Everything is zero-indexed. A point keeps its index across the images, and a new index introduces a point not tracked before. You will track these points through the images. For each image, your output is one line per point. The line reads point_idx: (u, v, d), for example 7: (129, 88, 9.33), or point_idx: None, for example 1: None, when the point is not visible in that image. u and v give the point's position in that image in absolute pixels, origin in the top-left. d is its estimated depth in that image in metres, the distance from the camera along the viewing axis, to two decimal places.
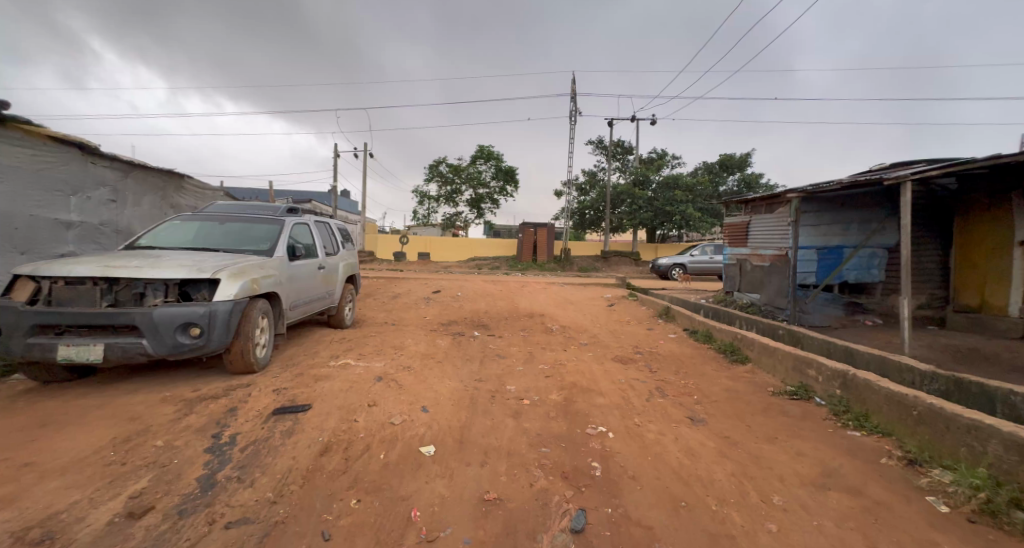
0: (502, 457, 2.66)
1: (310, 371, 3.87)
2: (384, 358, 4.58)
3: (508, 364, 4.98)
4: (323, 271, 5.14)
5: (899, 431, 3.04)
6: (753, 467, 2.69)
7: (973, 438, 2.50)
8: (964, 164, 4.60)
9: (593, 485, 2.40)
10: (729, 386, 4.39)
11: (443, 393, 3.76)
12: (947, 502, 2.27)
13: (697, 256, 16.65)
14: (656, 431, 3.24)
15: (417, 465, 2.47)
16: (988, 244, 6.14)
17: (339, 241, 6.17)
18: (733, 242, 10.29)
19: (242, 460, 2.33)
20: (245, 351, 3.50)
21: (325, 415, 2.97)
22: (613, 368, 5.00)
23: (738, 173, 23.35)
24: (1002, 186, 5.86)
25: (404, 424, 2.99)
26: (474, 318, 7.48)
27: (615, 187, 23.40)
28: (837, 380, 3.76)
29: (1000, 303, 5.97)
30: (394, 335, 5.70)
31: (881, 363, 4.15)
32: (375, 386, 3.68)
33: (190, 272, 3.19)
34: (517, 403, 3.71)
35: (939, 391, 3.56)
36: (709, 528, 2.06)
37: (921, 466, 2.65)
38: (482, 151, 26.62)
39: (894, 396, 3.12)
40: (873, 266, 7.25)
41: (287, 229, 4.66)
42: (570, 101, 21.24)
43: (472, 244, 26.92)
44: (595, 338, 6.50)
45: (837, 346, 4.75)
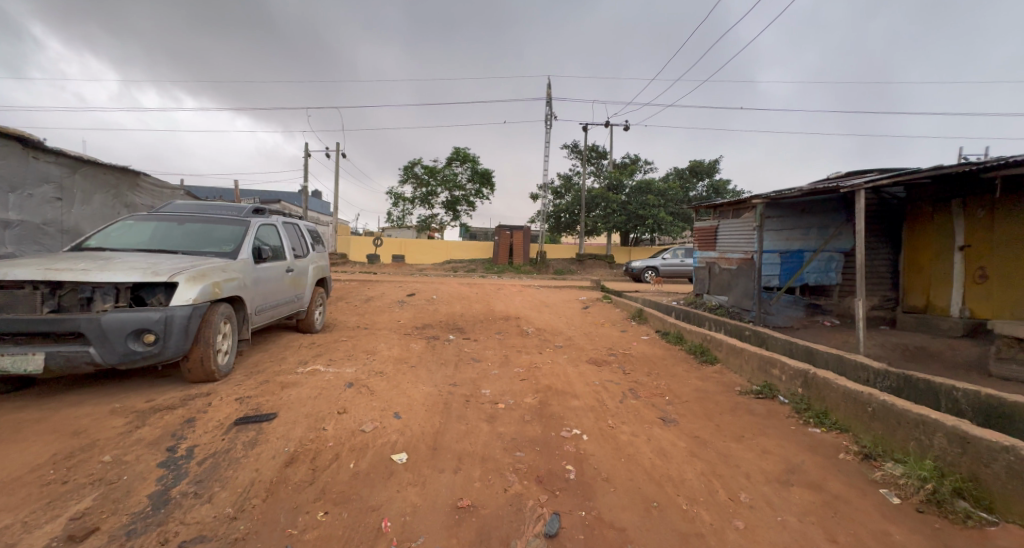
0: (477, 463, 2.63)
1: (277, 378, 3.72)
2: (356, 363, 4.47)
3: (483, 368, 4.95)
4: (291, 274, 4.96)
5: (855, 426, 3.19)
6: (722, 466, 2.76)
7: (922, 432, 2.66)
8: (910, 175, 4.90)
9: (567, 488, 2.41)
10: (699, 387, 4.51)
11: (417, 398, 3.69)
12: (898, 494, 2.39)
13: (669, 259, 17.12)
14: (629, 432, 3.29)
15: (388, 473, 2.41)
16: (932, 249, 6.57)
17: (310, 243, 5.99)
18: (702, 246, 10.63)
19: (200, 474, 2.20)
20: (205, 358, 3.33)
21: (291, 424, 2.86)
22: (587, 371, 5.05)
23: (707, 179, 24.20)
24: (945, 194, 6.30)
25: (375, 431, 2.91)
26: (450, 321, 7.42)
27: (590, 190, 23.76)
28: (798, 379, 3.92)
29: (943, 304, 6.38)
30: (366, 339, 5.56)
31: (839, 362, 4.36)
32: (345, 392, 3.57)
33: (144, 275, 3.01)
34: (492, 407, 3.68)
35: (891, 388, 3.76)
36: (680, 527, 2.09)
37: (875, 460, 2.79)
38: (458, 153, 26.46)
39: (850, 393, 3.28)
40: (831, 269, 7.61)
41: (252, 230, 4.48)
42: (546, 105, 21.41)
43: (448, 247, 26.70)
44: (570, 340, 6.56)
45: (799, 346, 4.96)
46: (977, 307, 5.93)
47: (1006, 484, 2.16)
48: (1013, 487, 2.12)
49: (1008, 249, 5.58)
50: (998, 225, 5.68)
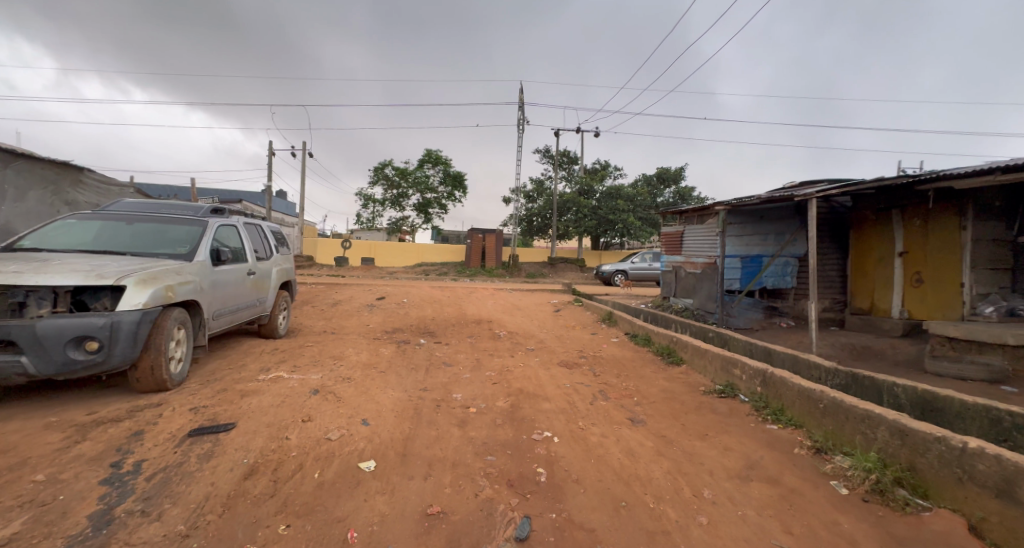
0: (447, 468, 2.60)
1: (236, 386, 3.54)
2: (322, 369, 4.32)
3: (455, 372, 4.90)
4: (252, 277, 4.74)
5: (808, 422, 3.38)
6: (687, 464, 2.86)
7: (866, 426, 2.84)
8: (856, 185, 5.26)
9: (538, 491, 2.42)
10: (666, 387, 4.64)
11: (386, 404, 3.61)
12: (847, 485, 2.55)
13: (638, 263, 17.56)
14: (599, 433, 3.35)
15: (355, 482, 2.33)
16: (874, 255, 7.06)
17: (273, 244, 5.76)
18: (669, 250, 10.97)
19: (148, 491, 2.06)
20: (156, 367, 3.13)
21: (251, 434, 2.73)
22: (558, 373, 5.10)
23: (673, 186, 24.98)
24: (885, 204, 6.80)
25: (341, 439, 2.82)
26: (421, 325, 7.30)
27: (562, 195, 24.07)
28: (757, 378, 4.10)
29: (885, 305, 6.87)
30: (333, 344, 5.39)
31: (794, 361, 4.60)
32: (310, 399, 3.45)
33: (87, 278, 2.80)
34: (463, 412, 3.65)
35: (840, 385, 4.01)
36: (647, 526, 2.14)
37: (826, 453, 2.96)
38: (430, 155, 26.19)
39: (804, 391, 3.47)
40: (787, 273, 8.02)
41: (210, 230, 4.26)
42: (518, 110, 21.51)
43: (420, 249, 26.32)
44: (542, 343, 6.61)
45: (758, 347, 5.20)
46: (914, 308, 6.42)
47: (939, 472, 2.35)
48: (945, 475, 2.31)
49: (940, 254, 6.10)
50: (931, 232, 6.20)
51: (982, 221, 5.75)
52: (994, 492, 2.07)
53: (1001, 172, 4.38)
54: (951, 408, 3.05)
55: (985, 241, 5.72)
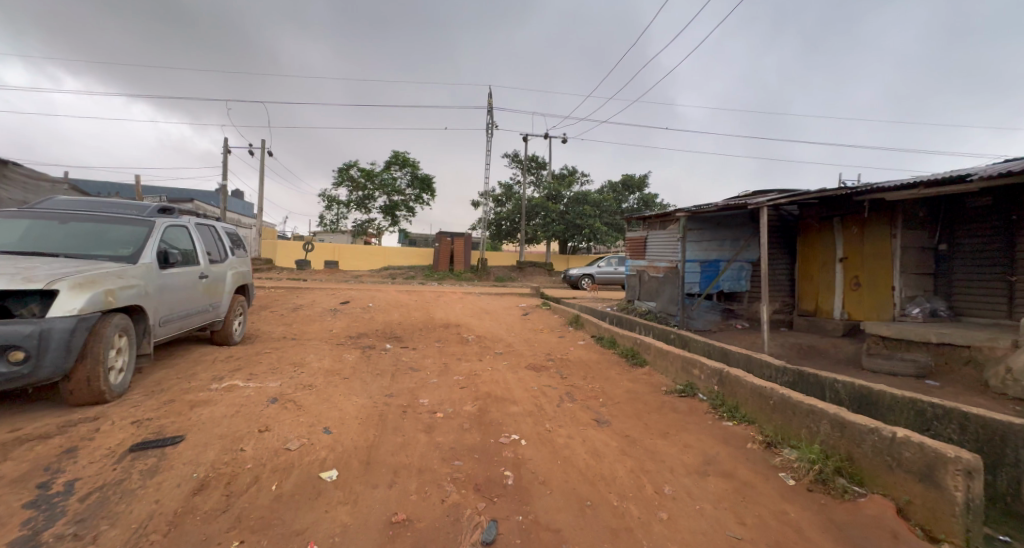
0: (413, 475, 2.56)
1: (185, 397, 3.34)
2: (281, 377, 4.14)
3: (422, 377, 4.83)
4: (204, 281, 4.48)
5: (760, 418, 3.56)
6: (648, 462, 2.96)
7: (811, 420, 3.04)
8: (801, 196, 5.64)
9: (505, 494, 2.43)
10: (630, 388, 4.77)
11: (349, 411, 3.51)
12: (793, 476, 2.71)
13: (604, 267, 17.97)
14: (565, 435, 3.40)
15: (316, 493, 2.26)
16: (818, 260, 7.58)
17: (228, 246, 5.48)
18: (634, 255, 11.31)
19: (82, 512, 1.91)
20: (93, 378, 2.91)
21: (202, 447, 2.58)
22: (526, 376, 5.14)
23: (637, 193, 25.78)
24: (828, 213, 7.33)
25: (301, 449, 2.72)
26: (387, 330, 7.14)
27: (530, 199, 24.26)
28: (714, 377, 4.29)
29: (828, 307, 7.38)
30: (293, 350, 5.17)
31: (748, 361, 4.86)
32: (268, 408, 3.30)
33: (12, 282, 2.57)
34: (430, 417, 3.60)
35: (788, 382, 4.27)
36: (611, 524, 2.20)
37: (776, 447, 3.14)
38: (397, 156, 25.73)
39: (757, 389, 3.66)
40: (742, 277, 8.46)
41: (158, 231, 4.00)
42: (487, 114, 21.50)
43: (386, 252, 25.80)
44: (510, 347, 6.64)
45: (716, 348, 5.45)
46: (853, 310, 6.94)
47: (872, 460, 2.55)
48: (878, 463, 2.52)
49: (875, 260, 6.63)
50: (867, 239, 6.74)
51: (909, 230, 6.31)
52: (918, 477, 2.28)
53: (924, 186, 4.84)
54: (883, 401, 3.32)
55: (912, 248, 6.29)
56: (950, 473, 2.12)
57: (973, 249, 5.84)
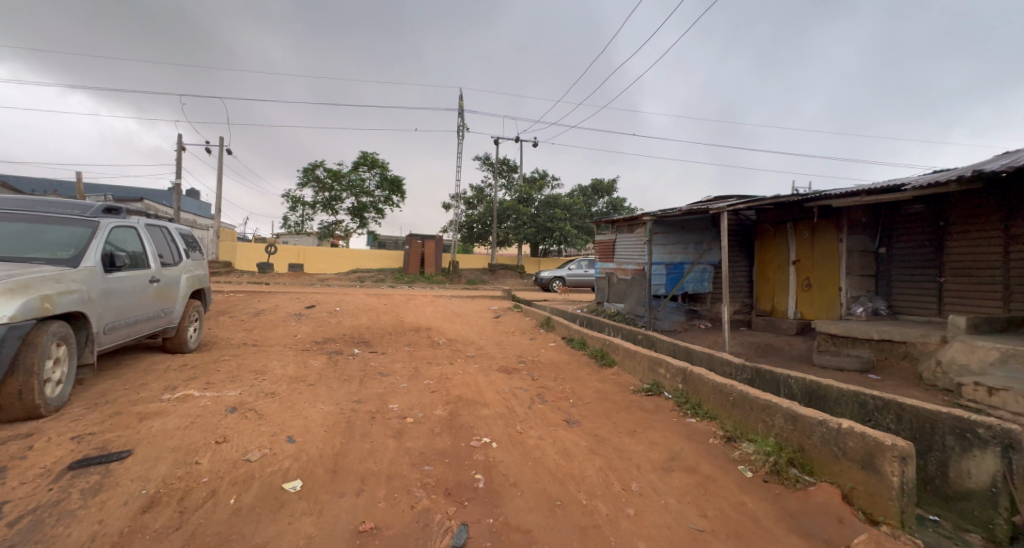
0: (382, 482, 2.51)
1: (133, 409, 3.13)
2: (241, 385, 3.96)
3: (391, 382, 4.74)
4: (155, 285, 4.23)
5: (721, 414, 3.72)
6: (617, 460, 3.03)
7: (767, 414, 3.20)
8: (758, 202, 5.92)
9: (475, 497, 2.42)
10: (600, 388, 4.87)
11: (314, 419, 3.40)
12: (751, 468, 2.85)
13: (574, 270, 18.25)
14: (536, 436, 3.44)
15: (277, 505, 2.17)
16: (774, 262, 8.01)
17: (183, 249, 5.20)
18: (603, 257, 11.57)
19: (11, 538, 1.75)
20: (26, 390, 2.68)
21: (152, 461, 2.43)
22: (497, 379, 5.14)
23: (606, 197, 26.35)
24: (782, 218, 7.76)
25: (263, 460, 2.61)
26: (355, 334, 6.97)
27: (501, 202, 24.31)
28: (679, 376, 4.44)
29: (783, 307, 7.80)
30: (255, 357, 4.95)
31: (710, 359, 5.07)
32: (226, 418, 3.14)
33: None
34: (399, 422, 3.55)
35: (747, 379, 4.49)
36: (580, 522, 2.24)
37: (735, 441, 3.28)
38: (366, 156, 25.16)
39: (718, 386, 3.81)
40: (705, 279, 8.81)
41: (103, 232, 3.75)
42: (458, 117, 21.37)
43: (354, 255, 25.18)
44: (481, 350, 6.62)
45: (681, 347, 5.65)
46: (805, 310, 7.37)
47: (821, 450, 2.72)
48: (825, 453, 2.68)
49: (824, 262, 7.06)
50: (817, 243, 7.17)
51: (854, 235, 6.78)
52: (861, 464, 2.45)
53: (866, 194, 5.22)
54: (831, 395, 3.54)
55: (856, 251, 6.76)
56: (888, 459, 2.29)
57: (910, 252, 6.34)
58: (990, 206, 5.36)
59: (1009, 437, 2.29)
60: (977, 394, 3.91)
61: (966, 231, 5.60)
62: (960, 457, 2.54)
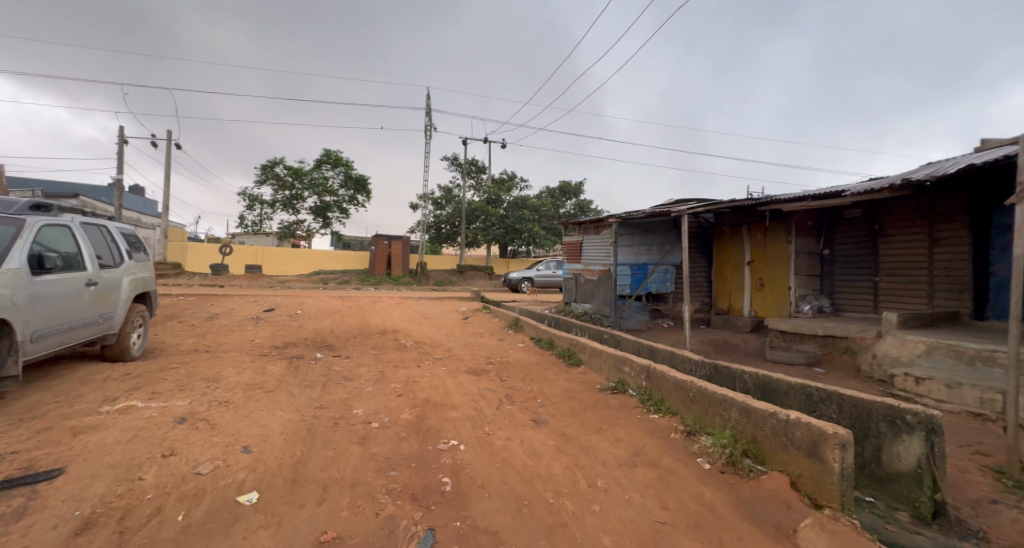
0: (345, 490, 2.44)
1: (65, 423, 2.88)
2: (192, 394, 3.74)
3: (355, 387, 4.61)
4: (92, 289, 3.91)
5: (682, 409, 3.86)
6: (583, 458, 3.08)
7: (724, 408, 3.35)
8: (715, 205, 6.18)
9: (442, 501, 2.40)
10: (567, 388, 4.95)
11: (273, 427, 3.25)
12: (709, 461, 2.98)
13: (542, 271, 18.42)
14: (504, 437, 3.44)
15: (232, 519, 2.06)
16: (731, 263, 8.40)
17: (126, 249, 4.84)
18: (570, 258, 11.74)
19: None
20: None
21: (88, 480, 2.24)
22: (466, 381, 5.11)
23: (574, 199, 26.78)
24: (738, 221, 8.16)
25: (215, 472, 2.47)
26: (317, 338, 6.73)
27: (470, 203, 24.17)
28: (642, 374, 4.58)
29: (739, 306, 8.20)
30: (207, 364, 4.68)
31: (672, 357, 5.27)
32: (174, 430, 2.95)
33: None
34: (364, 428, 3.45)
35: (706, 375, 4.69)
36: (547, 520, 2.26)
37: (694, 435, 3.41)
38: (329, 154, 24.35)
39: (679, 383, 3.94)
40: (667, 279, 9.15)
41: (30, 231, 3.42)
42: (426, 116, 21.04)
43: (316, 255, 24.31)
44: (450, 352, 6.56)
45: (644, 346, 5.83)
46: (760, 308, 7.79)
47: (771, 441, 2.88)
48: (775, 443, 2.84)
49: (775, 263, 7.48)
50: (769, 245, 7.59)
51: (802, 237, 7.23)
52: (806, 453, 2.61)
53: (812, 199, 5.57)
54: (781, 388, 3.75)
55: (804, 253, 7.21)
56: (830, 447, 2.46)
57: (850, 254, 6.84)
58: (918, 212, 5.88)
59: (931, 423, 2.54)
60: (906, 384, 4.30)
61: (897, 235, 6.11)
62: (892, 442, 2.76)
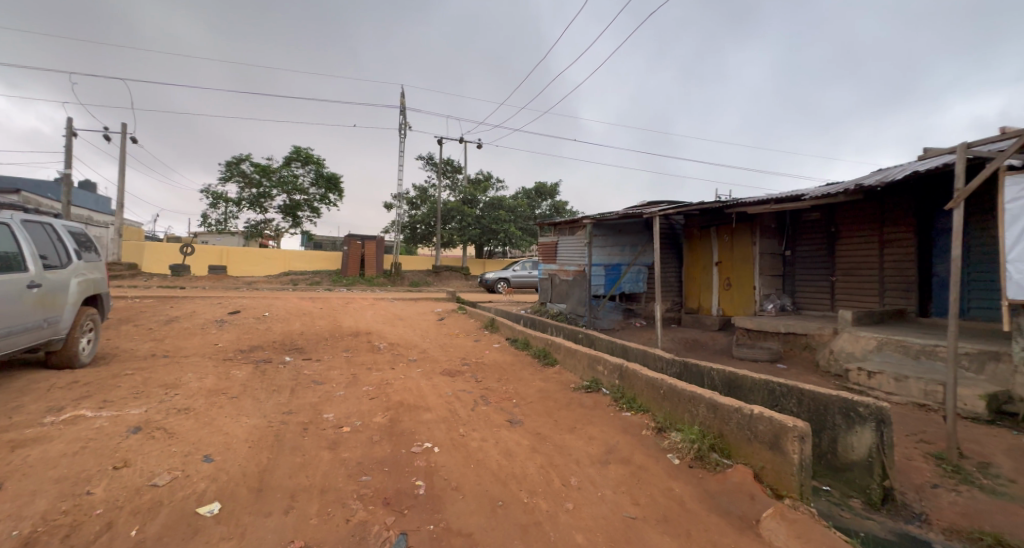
0: (314, 497, 2.37)
1: (3, 436, 2.67)
2: (149, 402, 3.54)
3: (326, 391, 4.49)
4: (35, 292, 3.65)
5: (653, 406, 3.95)
6: (557, 457, 3.11)
7: (692, 405, 3.45)
8: (685, 208, 6.34)
9: (416, 505, 2.36)
10: (542, 388, 4.98)
11: (237, 434, 3.12)
12: (678, 456, 3.06)
13: (518, 271, 18.46)
14: (479, 438, 3.43)
15: (191, 532, 1.97)
16: (700, 264, 8.66)
17: (74, 248, 4.54)
18: (545, 258, 11.83)
19: None
20: None
21: (28, 496, 2.09)
22: (441, 383, 5.05)
23: (549, 200, 26.97)
24: (707, 223, 8.42)
25: (174, 483, 2.35)
26: (285, 341, 6.50)
27: (446, 203, 23.94)
28: (615, 372, 4.66)
29: (708, 305, 8.48)
30: (166, 370, 4.45)
31: (644, 355, 5.39)
32: (128, 440, 2.79)
33: None
34: (335, 433, 3.37)
35: (677, 372, 4.82)
36: (521, 520, 2.27)
37: (665, 431, 3.50)
38: (299, 151, 23.61)
39: (650, 381, 4.03)
40: (640, 280, 9.38)
41: None
42: (400, 115, 20.72)
43: (285, 255, 23.58)
44: (424, 353, 6.48)
45: (617, 345, 5.94)
46: (727, 307, 8.07)
47: (736, 435, 2.98)
48: (740, 437, 2.95)
49: (740, 263, 7.77)
50: (735, 245, 7.88)
51: (765, 239, 7.53)
52: (768, 445, 2.72)
53: (776, 203, 5.81)
54: (746, 384, 3.89)
55: (767, 254, 7.53)
56: (790, 439, 2.58)
57: (809, 255, 7.17)
58: (870, 216, 6.23)
59: (881, 414, 2.70)
60: (860, 378, 4.55)
61: (852, 237, 6.46)
62: (846, 433, 2.91)
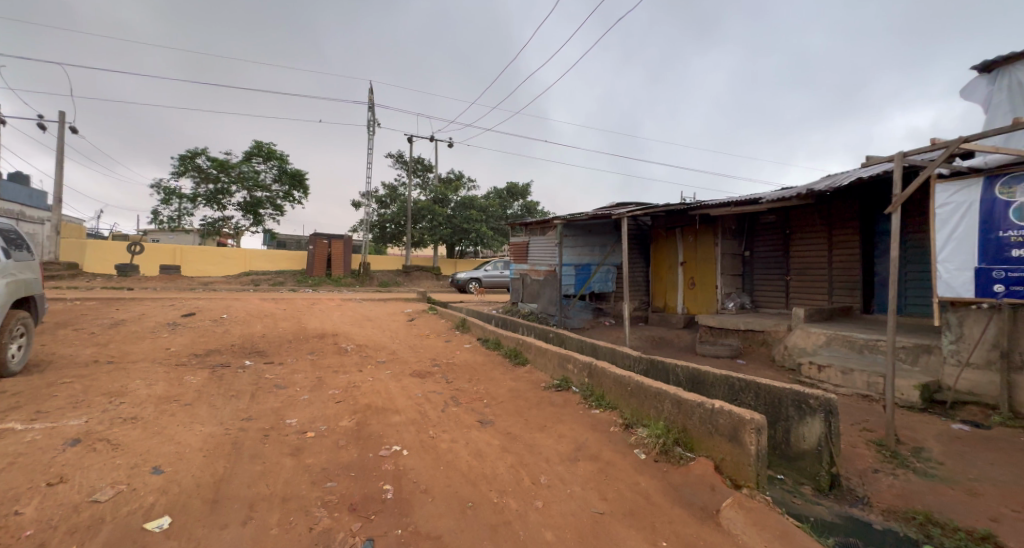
0: (275, 506, 2.27)
1: None
2: (90, 411, 3.29)
3: (289, 395, 4.31)
4: None
5: (621, 403, 4.03)
6: (527, 456, 3.12)
7: (658, 401, 3.54)
8: (652, 209, 6.49)
9: (383, 510, 2.31)
10: (513, 387, 4.99)
11: (190, 444, 2.95)
12: (644, 451, 3.14)
13: (490, 271, 18.42)
14: (449, 439, 3.39)
15: None
16: (666, 264, 8.94)
17: (3, 246, 4.16)
18: (516, 258, 11.87)
19: None
20: None
21: None
22: (410, 384, 4.96)
23: (521, 200, 27.06)
24: (672, 224, 8.69)
25: (118, 498, 2.19)
26: (245, 344, 6.21)
27: (416, 202, 23.57)
28: (584, 370, 4.73)
29: (673, 304, 8.77)
30: (110, 377, 4.15)
31: (613, 353, 5.50)
32: (65, 454, 2.58)
33: None
34: (298, 438, 3.24)
35: (643, 369, 4.95)
36: (491, 521, 2.26)
37: (632, 427, 3.58)
38: (260, 146, 22.64)
39: (618, 378, 4.12)
40: (609, 279, 9.60)
41: None
42: (368, 111, 20.23)
43: (246, 255, 22.59)
44: (393, 355, 6.35)
45: (587, 343, 6.04)
46: (691, 305, 8.37)
47: (699, 429, 3.09)
48: (702, 431, 3.06)
49: (703, 263, 8.08)
50: (699, 246, 8.17)
51: (727, 240, 7.86)
52: (728, 438, 2.84)
53: (738, 204, 6.05)
54: (708, 379, 4.04)
55: (728, 254, 7.86)
56: (747, 431, 2.70)
57: (767, 255, 7.54)
58: (821, 218, 6.62)
59: (829, 405, 2.88)
60: (811, 371, 4.82)
61: (805, 239, 6.85)
62: (798, 424, 3.07)
